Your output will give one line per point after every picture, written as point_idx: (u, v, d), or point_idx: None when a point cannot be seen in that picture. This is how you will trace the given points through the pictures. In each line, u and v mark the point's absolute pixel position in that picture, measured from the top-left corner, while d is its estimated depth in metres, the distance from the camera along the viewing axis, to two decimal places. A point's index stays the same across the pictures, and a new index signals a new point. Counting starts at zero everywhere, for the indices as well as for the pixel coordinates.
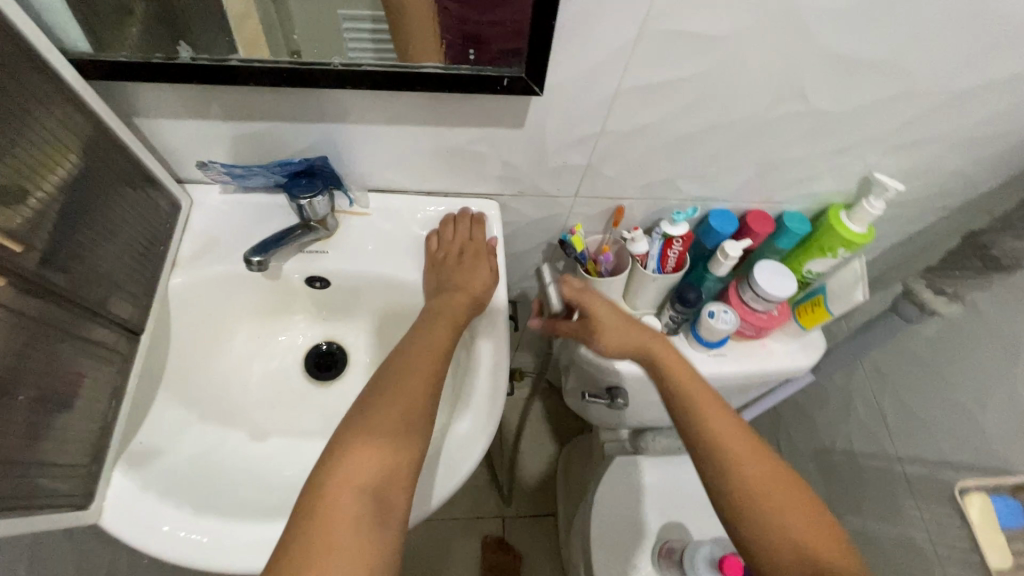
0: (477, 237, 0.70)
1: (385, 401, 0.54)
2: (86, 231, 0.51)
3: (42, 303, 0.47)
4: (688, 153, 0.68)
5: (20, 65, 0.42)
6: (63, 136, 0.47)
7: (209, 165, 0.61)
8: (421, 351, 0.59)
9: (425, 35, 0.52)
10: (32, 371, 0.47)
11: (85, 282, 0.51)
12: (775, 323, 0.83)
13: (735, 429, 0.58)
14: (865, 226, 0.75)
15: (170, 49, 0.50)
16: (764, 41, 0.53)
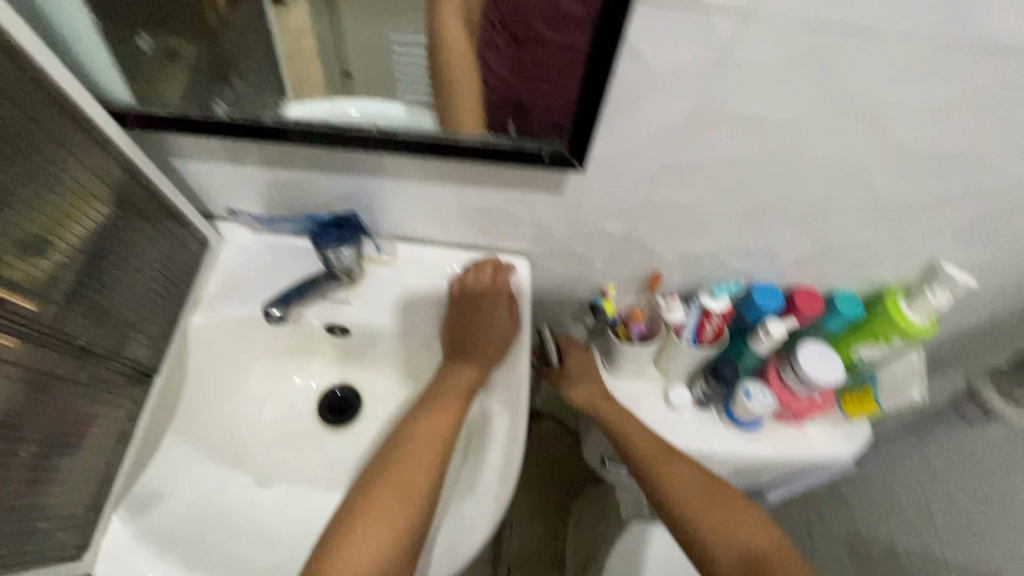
0: (499, 283, 0.66)
1: (384, 483, 0.55)
2: (110, 279, 0.52)
3: (56, 355, 0.46)
4: (736, 228, 0.63)
5: (51, 118, 0.43)
6: (91, 185, 0.48)
7: (237, 213, 0.64)
8: (427, 427, 0.59)
9: (467, 102, 0.52)
10: (37, 422, 0.46)
11: (99, 329, 0.51)
12: (817, 409, 0.77)
13: (670, 458, 0.67)
14: (928, 317, 0.68)
15: (206, 106, 0.52)
16: (829, 128, 0.49)
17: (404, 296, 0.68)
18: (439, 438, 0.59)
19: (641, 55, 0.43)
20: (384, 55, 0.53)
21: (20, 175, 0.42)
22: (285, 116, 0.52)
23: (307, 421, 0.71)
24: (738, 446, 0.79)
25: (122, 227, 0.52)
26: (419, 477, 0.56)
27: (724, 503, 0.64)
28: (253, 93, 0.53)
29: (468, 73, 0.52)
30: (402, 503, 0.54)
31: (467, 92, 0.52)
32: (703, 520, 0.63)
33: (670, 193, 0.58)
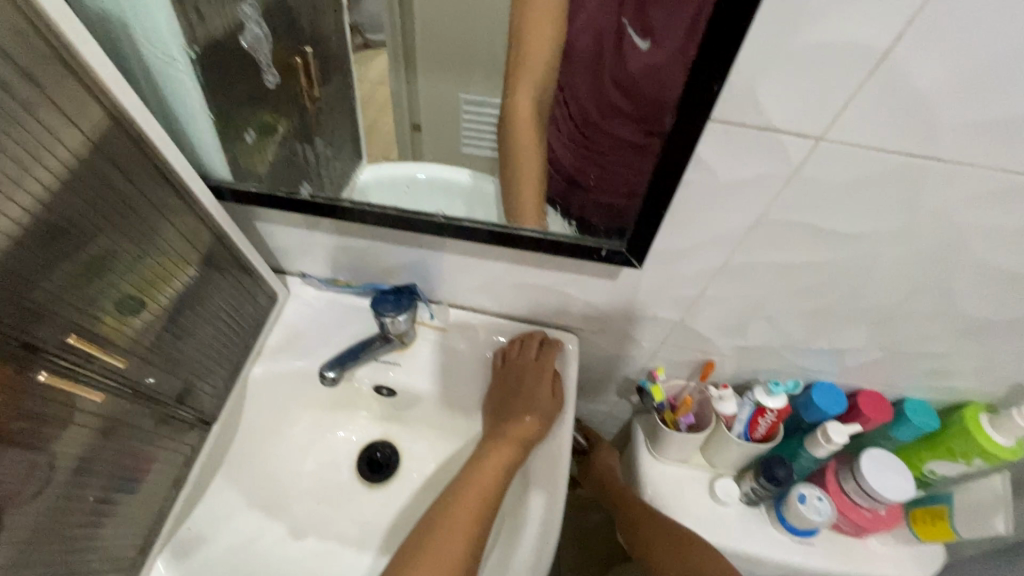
0: (544, 358, 0.67)
1: (416, 566, 0.54)
2: (184, 332, 0.56)
3: (127, 404, 0.50)
4: (798, 326, 0.61)
5: (158, 192, 0.48)
6: (182, 249, 0.53)
7: (307, 278, 0.70)
8: (460, 508, 0.58)
9: (530, 197, 0.55)
10: (101, 467, 0.49)
11: (169, 378, 0.55)
12: (881, 525, 0.71)
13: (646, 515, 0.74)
14: (1014, 440, 0.62)
15: (293, 185, 0.56)
16: (905, 244, 0.47)
17: (451, 364, 0.69)
18: (475, 523, 0.58)
19: (707, 165, 0.44)
20: (453, 128, 0.62)
21: (126, 241, 0.47)
22: (361, 198, 0.56)
23: (347, 475, 0.72)
24: (792, 556, 0.73)
25: (200, 283, 0.57)
26: (450, 564, 0.55)
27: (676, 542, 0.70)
28: (335, 176, 0.58)
29: (532, 153, 0.57)
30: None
31: (529, 171, 0.56)
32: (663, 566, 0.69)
33: (729, 287, 0.57)
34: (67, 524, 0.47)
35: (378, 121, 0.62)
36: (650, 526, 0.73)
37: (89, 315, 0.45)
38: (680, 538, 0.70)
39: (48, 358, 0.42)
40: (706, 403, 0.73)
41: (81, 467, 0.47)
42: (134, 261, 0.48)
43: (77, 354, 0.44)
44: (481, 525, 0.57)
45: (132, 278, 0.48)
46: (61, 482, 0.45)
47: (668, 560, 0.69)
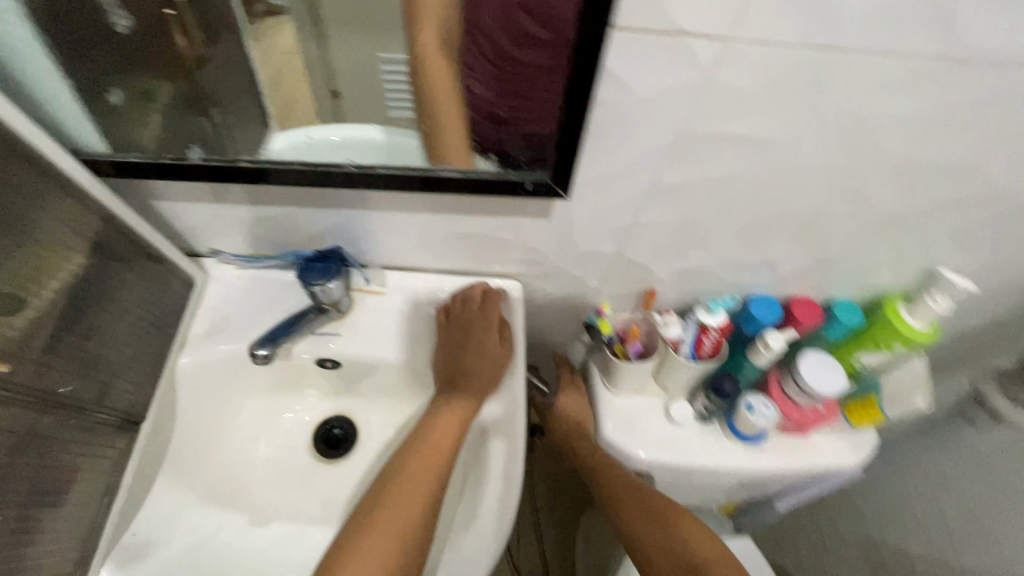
0: (488, 309, 0.66)
1: (376, 522, 0.54)
2: (90, 329, 0.51)
3: (28, 414, 0.45)
4: (729, 242, 0.62)
5: (14, 170, 0.42)
6: (60, 236, 0.47)
7: (219, 253, 0.64)
8: (418, 463, 0.58)
9: (455, 140, 0.50)
10: (15, 484, 0.44)
11: (80, 380, 0.50)
12: (821, 420, 0.76)
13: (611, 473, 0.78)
14: (928, 323, 0.67)
15: (181, 151, 0.51)
16: (819, 145, 0.48)
17: (393, 327, 0.67)
18: (435, 474, 0.58)
19: (620, 81, 0.43)
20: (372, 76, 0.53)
21: None
22: (261, 156, 0.52)
23: (303, 456, 0.70)
24: (744, 463, 0.77)
25: (99, 274, 0.51)
26: (411, 514, 0.55)
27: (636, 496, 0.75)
28: (233, 135, 0.53)
29: (450, 95, 0.50)
30: (394, 542, 0.52)
31: (450, 120, 0.50)
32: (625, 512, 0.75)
33: (659, 211, 0.57)
34: None
35: (292, 92, 0.55)
36: (626, 497, 0.76)
37: None
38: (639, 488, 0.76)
39: None
40: (654, 332, 0.75)
41: None
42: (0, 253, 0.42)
43: None
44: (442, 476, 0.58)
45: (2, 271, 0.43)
46: None
47: (648, 532, 0.73)
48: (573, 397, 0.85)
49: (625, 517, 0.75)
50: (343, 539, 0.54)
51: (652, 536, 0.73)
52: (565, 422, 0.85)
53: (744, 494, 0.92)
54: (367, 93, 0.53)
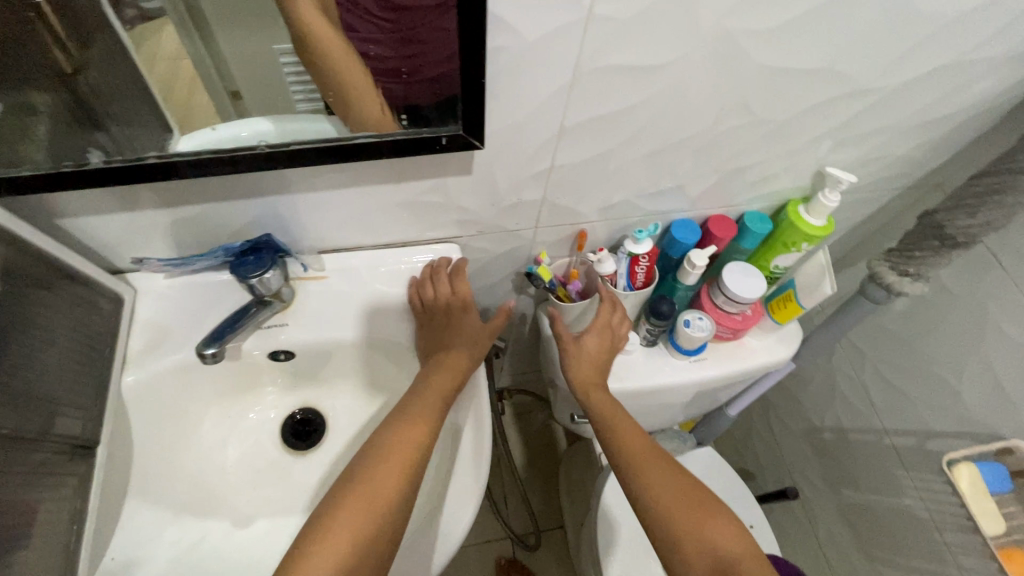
0: (460, 289, 0.68)
1: (359, 485, 0.55)
2: (20, 360, 0.49)
3: None
4: (640, 173, 0.67)
5: None
6: None
7: (145, 261, 0.61)
8: (403, 433, 0.59)
9: (371, 105, 0.51)
10: None
11: (19, 413, 0.48)
12: (750, 323, 0.83)
13: (640, 439, 0.71)
14: (824, 218, 0.75)
15: (80, 156, 0.50)
16: (701, 66, 0.53)
17: (341, 309, 0.67)
18: (417, 447, 0.59)
19: (512, 27, 0.45)
20: (264, 57, 0.51)
21: None
22: (170, 149, 0.51)
23: (277, 451, 0.71)
24: (690, 374, 0.85)
25: (15, 301, 0.49)
26: (387, 487, 0.56)
27: (659, 464, 0.69)
28: (132, 134, 0.51)
29: (353, 65, 0.50)
30: (372, 511, 0.54)
31: (362, 84, 0.51)
32: (650, 478, 0.67)
33: (574, 152, 0.61)
34: None
35: (187, 94, 0.52)
36: (658, 477, 0.67)
37: None
38: (660, 453, 0.70)
39: None
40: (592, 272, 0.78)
41: None
42: None
43: None
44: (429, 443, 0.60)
45: None
46: None
47: (684, 522, 0.63)
48: (593, 341, 0.75)
49: (660, 505, 0.65)
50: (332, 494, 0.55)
51: (688, 527, 0.63)
52: (584, 369, 0.76)
53: (698, 406, 1.03)
54: (265, 81, 0.52)
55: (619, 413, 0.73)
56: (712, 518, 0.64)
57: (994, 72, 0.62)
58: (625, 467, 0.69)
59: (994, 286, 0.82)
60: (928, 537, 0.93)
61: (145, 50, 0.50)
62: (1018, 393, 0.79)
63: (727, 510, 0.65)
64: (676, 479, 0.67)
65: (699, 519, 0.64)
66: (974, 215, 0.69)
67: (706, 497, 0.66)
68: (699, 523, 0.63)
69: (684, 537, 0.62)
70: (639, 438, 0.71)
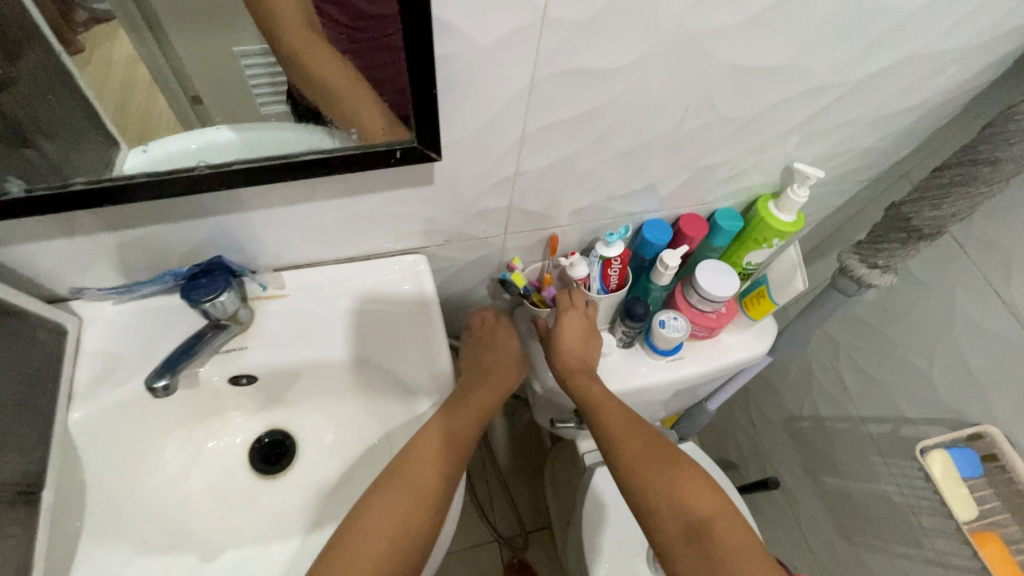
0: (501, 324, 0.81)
1: (391, 486, 0.59)
2: None
3: None
4: (610, 175, 0.66)
5: None
6: None
7: (81, 291, 0.58)
8: (432, 441, 0.61)
9: (371, 117, 0.48)
10: None
11: None
12: (725, 320, 0.83)
13: (622, 411, 0.71)
14: (794, 214, 0.75)
15: None
16: (662, 67, 0.52)
17: (304, 327, 0.65)
18: (437, 470, 0.60)
19: (463, 32, 0.43)
20: (223, 61, 0.48)
21: None
22: (104, 175, 0.48)
23: (245, 477, 0.69)
24: (667, 373, 0.85)
25: None
26: (417, 499, 0.58)
27: (636, 436, 0.68)
28: (54, 154, 0.47)
29: (346, 81, 0.47)
30: (403, 516, 0.57)
31: (358, 101, 0.48)
32: (629, 450, 0.67)
33: (538, 156, 0.59)
34: None
35: (146, 104, 0.49)
36: (637, 449, 0.67)
37: None
38: (640, 424, 0.70)
39: None
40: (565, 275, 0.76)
41: None
42: None
43: None
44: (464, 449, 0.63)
45: None
46: None
47: (659, 487, 0.64)
48: (571, 324, 0.74)
49: (635, 471, 0.65)
50: (371, 491, 0.59)
51: (662, 491, 0.64)
52: (569, 352, 0.74)
53: (677, 403, 1.03)
54: (228, 95, 0.50)
55: (599, 387, 0.72)
56: (690, 486, 0.64)
57: (953, 64, 0.62)
58: (604, 440, 0.69)
59: (960, 274, 0.83)
60: (905, 521, 0.95)
61: (96, 57, 0.46)
62: (986, 378, 0.80)
63: (704, 478, 0.66)
64: (654, 450, 0.67)
65: (676, 487, 0.64)
66: (939, 207, 0.69)
67: (683, 466, 0.66)
68: (676, 492, 0.64)
69: (659, 501, 0.63)
70: (620, 411, 0.71)
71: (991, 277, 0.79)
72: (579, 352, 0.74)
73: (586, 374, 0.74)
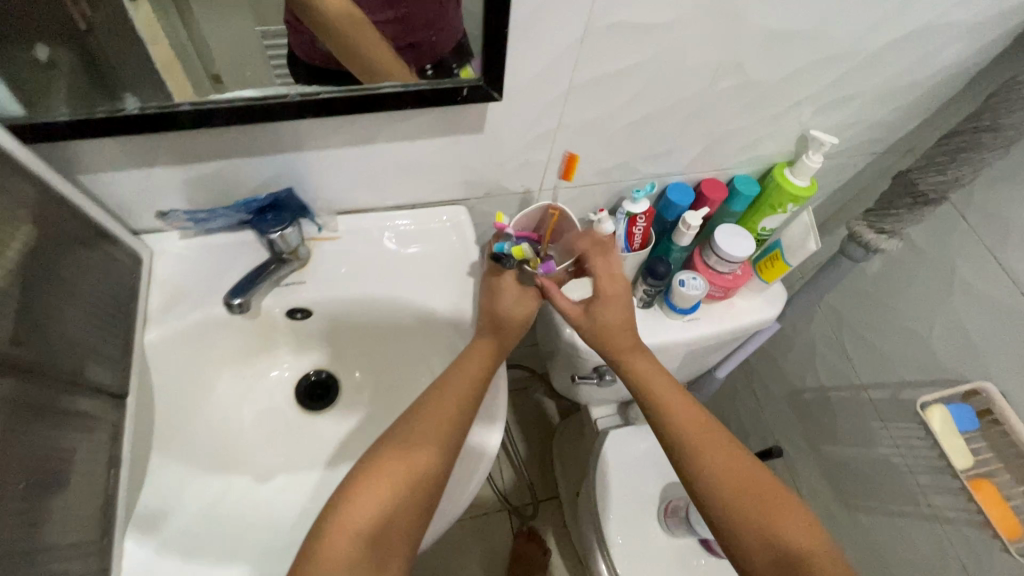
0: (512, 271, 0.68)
1: (397, 444, 0.59)
2: (61, 301, 0.49)
3: (24, 384, 0.45)
4: (642, 134, 0.71)
5: None
6: (15, 209, 0.45)
7: (172, 214, 0.61)
8: (442, 402, 0.62)
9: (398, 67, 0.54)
10: (24, 453, 0.44)
11: (60, 352, 0.49)
12: (740, 282, 0.88)
13: (698, 419, 0.68)
14: (807, 179, 0.80)
15: (114, 102, 0.49)
16: (701, 26, 0.57)
17: (355, 267, 0.69)
18: (444, 435, 0.60)
19: None
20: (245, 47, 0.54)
21: None
22: (205, 99, 0.50)
23: (292, 411, 0.73)
24: (683, 331, 0.90)
25: (60, 251, 0.49)
26: (419, 463, 0.58)
27: (720, 448, 0.66)
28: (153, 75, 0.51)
29: (377, 48, 0.55)
30: (400, 478, 0.57)
31: (388, 61, 0.54)
32: (712, 464, 0.65)
33: (581, 110, 0.64)
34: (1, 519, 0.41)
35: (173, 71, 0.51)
36: (719, 462, 0.65)
37: None
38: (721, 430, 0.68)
39: None
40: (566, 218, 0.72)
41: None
42: None
43: None
44: (467, 413, 0.62)
45: None
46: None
47: (745, 510, 0.62)
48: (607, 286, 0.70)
49: (722, 489, 0.64)
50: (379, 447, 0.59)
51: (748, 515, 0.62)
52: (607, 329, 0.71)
53: (690, 368, 1.08)
54: (244, 62, 0.54)
55: (664, 381, 0.70)
56: (777, 510, 0.62)
57: (961, 37, 0.68)
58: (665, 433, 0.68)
59: (960, 244, 0.89)
60: (902, 480, 1.01)
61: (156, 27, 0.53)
62: (983, 340, 0.86)
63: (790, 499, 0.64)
64: (737, 465, 0.65)
65: (762, 512, 0.62)
66: (944, 172, 0.74)
67: (768, 485, 0.64)
68: (762, 517, 0.62)
69: (744, 523, 0.62)
70: (693, 414, 0.68)
71: (989, 245, 0.84)
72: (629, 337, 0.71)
73: (658, 373, 0.71)
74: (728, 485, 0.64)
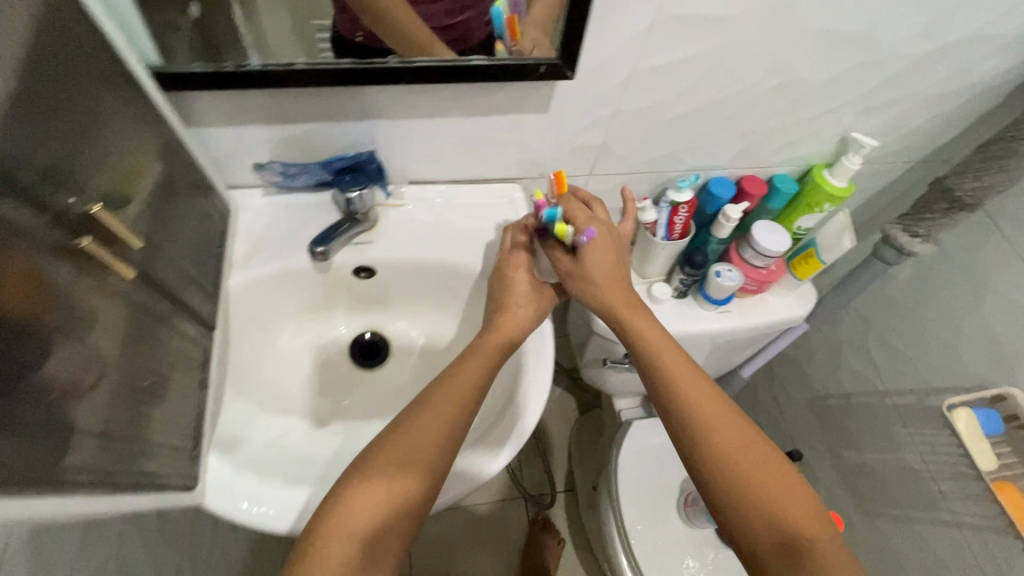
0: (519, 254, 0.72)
1: (386, 450, 0.57)
2: (173, 232, 0.55)
3: (146, 297, 0.50)
4: (691, 125, 0.75)
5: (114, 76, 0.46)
6: (145, 142, 0.51)
7: (267, 165, 0.67)
8: (439, 409, 0.60)
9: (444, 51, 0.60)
10: (142, 357, 0.49)
11: (172, 275, 0.55)
12: (774, 277, 0.91)
13: (704, 392, 0.64)
14: (846, 180, 0.84)
15: (241, 57, 0.55)
16: (757, 23, 0.62)
17: (417, 232, 0.74)
18: (439, 444, 0.58)
19: None
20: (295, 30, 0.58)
21: (95, 123, 0.44)
22: (319, 59, 0.57)
23: (346, 366, 0.79)
24: (714, 321, 0.94)
25: (170, 189, 0.55)
26: (411, 476, 0.56)
27: (726, 423, 0.62)
28: (263, 41, 0.57)
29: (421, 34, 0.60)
30: (393, 489, 0.55)
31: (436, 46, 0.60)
32: (715, 437, 0.61)
33: (637, 98, 0.69)
34: (118, 411, 0.46)
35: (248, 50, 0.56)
36: (723, 436, 0.61)
37: (114, 201, 0.46)
38: (728, 402, 0.64)
39: (78, 228, 0.41)
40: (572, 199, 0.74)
41: (124, 354, 0.47)
42: (109, 152, 0.45)
43: (98, 231, 0.43)
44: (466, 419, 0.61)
45: (111, 165, 0.46)
46: (115, 376, 0.45)
47: (747, 487, 0.59)
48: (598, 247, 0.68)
49: (727, 464, 0.60)
50: (371, 452, 0.58)
51: (748, 494, 0.58)
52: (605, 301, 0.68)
53: (717, 363, 1.11)
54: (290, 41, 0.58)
55: (668, 344, 0.67)
56: (782, 491, 0.58)
57: (1003, 49, 0.71)
58: (671, 406, 0.64)
59: (993, 253, 0.91)
60: (923, 486, 1.03)
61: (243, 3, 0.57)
62: (1012, 347, 0.88)
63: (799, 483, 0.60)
64: (743, 441, 0.61)
65: (764, 491, 0.58)
66: (980, 178, 0.77)
67: (773, 463, 0.60)
68: (764, 496, 0.58)
69: (746, 501, 0.58)
70: (699, 383, 0.65)
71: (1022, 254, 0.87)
72: (629, 306, 0.68)
73: (665, 341, 0.67)
74: (732, 463, 0.60)
